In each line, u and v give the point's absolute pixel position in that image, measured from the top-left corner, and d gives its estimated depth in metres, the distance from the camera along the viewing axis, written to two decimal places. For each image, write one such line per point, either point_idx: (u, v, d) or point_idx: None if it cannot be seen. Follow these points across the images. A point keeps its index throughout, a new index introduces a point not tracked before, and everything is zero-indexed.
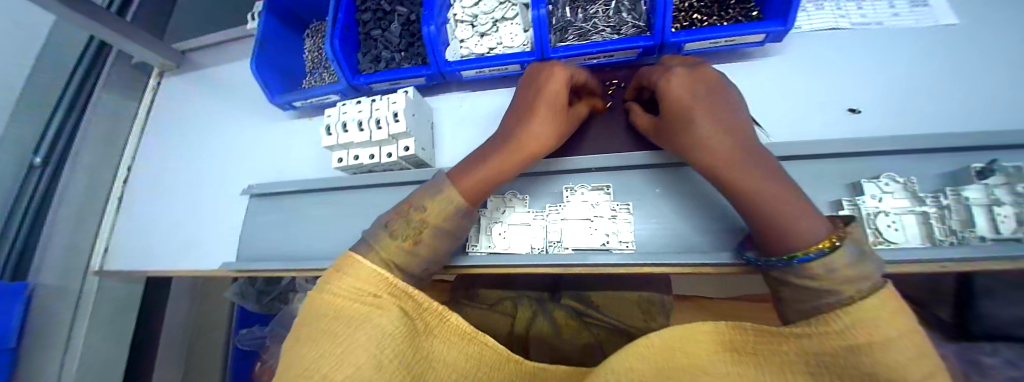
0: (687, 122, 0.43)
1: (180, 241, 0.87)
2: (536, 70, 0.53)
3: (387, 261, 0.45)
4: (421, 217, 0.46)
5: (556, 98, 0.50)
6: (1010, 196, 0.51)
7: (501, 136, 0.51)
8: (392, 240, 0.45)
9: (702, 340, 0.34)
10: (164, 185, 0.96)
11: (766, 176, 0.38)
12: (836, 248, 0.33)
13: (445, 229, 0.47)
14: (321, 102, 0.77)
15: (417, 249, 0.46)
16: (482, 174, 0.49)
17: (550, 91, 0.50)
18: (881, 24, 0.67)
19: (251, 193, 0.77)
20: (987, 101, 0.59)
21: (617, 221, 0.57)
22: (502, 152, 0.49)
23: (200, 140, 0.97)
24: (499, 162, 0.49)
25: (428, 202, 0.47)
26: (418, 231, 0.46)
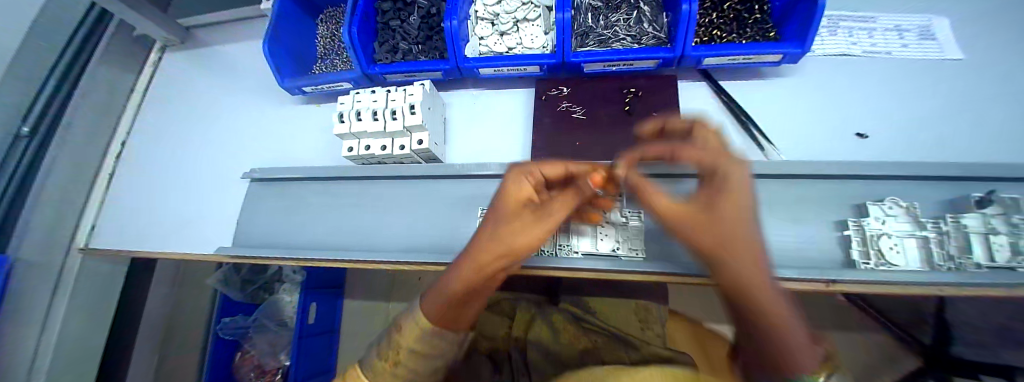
0: (721, 176, 0.37)
1: (174, 222, 0.85)
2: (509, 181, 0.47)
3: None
4: (396, 340, 0.47)
5: (518, 212, 0.44)
6: (1006, 226, 0.52)
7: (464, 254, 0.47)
8: (380, 361, 0.47)
9: None
10: (159, 163, 0.93)
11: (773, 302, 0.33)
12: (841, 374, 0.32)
13: (417, 351, 0.46)
14: (332, 89, 0.76)
15: (396, 370, 0.46)
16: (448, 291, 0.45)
17: (507, 205, 0.45)
18: (889, 54, 0.70)
19: (251, 177, 0.75)
20: (986, 135, 0.61)
21: (628, 229, 0.57)
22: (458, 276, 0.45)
23: (201, 120, 0.94)
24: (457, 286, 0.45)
25: (401, 324, 0.48)
26: (396, 352, 0.46)
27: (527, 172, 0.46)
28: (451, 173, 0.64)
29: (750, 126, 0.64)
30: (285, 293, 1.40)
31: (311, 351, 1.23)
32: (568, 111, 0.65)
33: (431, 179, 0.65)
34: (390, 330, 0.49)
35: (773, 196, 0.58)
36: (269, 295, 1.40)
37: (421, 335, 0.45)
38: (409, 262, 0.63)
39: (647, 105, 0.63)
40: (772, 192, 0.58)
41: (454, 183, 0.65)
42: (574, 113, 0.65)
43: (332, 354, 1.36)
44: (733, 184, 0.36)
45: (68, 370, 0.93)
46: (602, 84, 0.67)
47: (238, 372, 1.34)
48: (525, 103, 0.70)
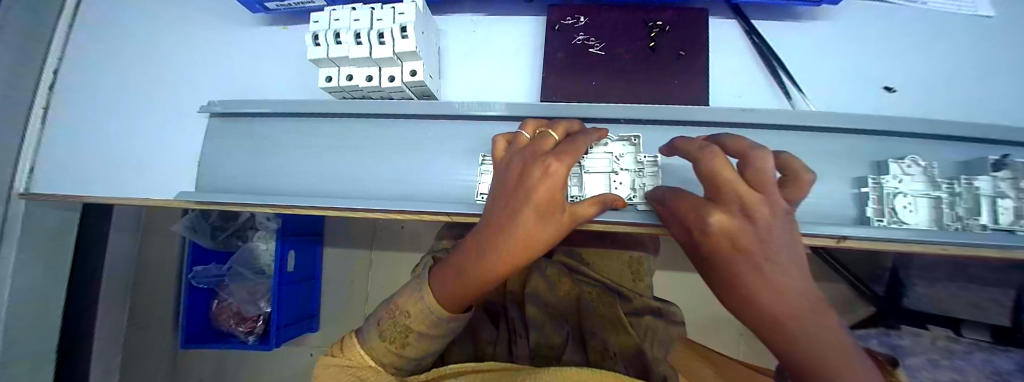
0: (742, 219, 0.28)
1: (125, 164, 0.74)
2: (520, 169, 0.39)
3: (386, 363, 0.44)
4: (406, 322, 0.44)
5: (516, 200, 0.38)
6: (1013, 191, 0.52)
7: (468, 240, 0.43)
8: (381, 341, 0.44)
9: None
10: (101, 94, 0.79)
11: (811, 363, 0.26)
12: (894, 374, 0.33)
13: (425, 334, 0.44)
14: (300, 6, 0.63)
15: (404, 351, 0.44)
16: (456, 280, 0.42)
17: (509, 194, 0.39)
18: (926, 5, 0.63)
19: (211, 111, 0.64)
20: (1005, 97, 0.59)
21: (643, 176, 0.53)
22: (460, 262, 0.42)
23: (145, 45, 0.79)
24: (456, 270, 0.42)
25: (412, 305, 0.44)
26: (405, 334, 0.44)
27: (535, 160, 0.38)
28: (449, 112, 0.56)
29: (776, 74, 0.59)
30: (260, 241, 1.33)
31: (293, 299, 1.21)
32: (583, 45, 0.58)
33: (426, 117, 0.58)
34: (391, 309, 0.45)
35: (794, 151, 0.55)
36: (241, 242, 1.33)
37: (431, 319, 0.43)
38: (401, 211, 0.57)
39: (671, 42, 0.56)
40: (795, 146, 0.55)
41: (451, 125, 0.58)
42: (590, 47, 0.57)
43: (314, 300, 1.36)
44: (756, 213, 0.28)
45: (32, 324, 0.85)
46: (623, 16, 0.58)
47: (217, 321, 1.29)
48: (534, 33, 0.61)
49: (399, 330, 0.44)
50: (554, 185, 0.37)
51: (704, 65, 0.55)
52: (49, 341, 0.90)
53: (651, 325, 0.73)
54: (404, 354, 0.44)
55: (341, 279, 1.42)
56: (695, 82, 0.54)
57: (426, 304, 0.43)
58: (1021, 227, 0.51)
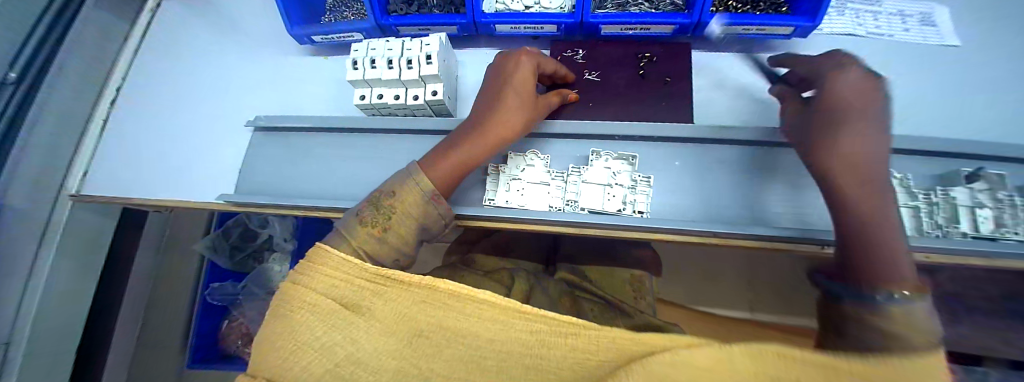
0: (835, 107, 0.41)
1: (170, 171, 0.83)
2: (520, 59, 0.53)
3: (363, 251, 0.40)
4: (391, 203, 0.44)
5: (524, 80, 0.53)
6: (991, 201, 0.56)
7: (472, 122, 0.51)
8: (361, 227, 0.42)
9: (327, 278, 0.36)
10: (157, 109, 0.90)
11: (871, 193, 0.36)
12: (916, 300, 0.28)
13: (413, 217, 0.44)
14: (341, 39, 0.75)
15: (387, 237, 0.42)
16: (461, 156, 0.49)
17: (517, 77, 0.52)
18: (891, 38, 0.71)
19: (256, 125, 0.73)
20: (975, 118, 0.64)
21: (636, 192, 0.59)
22: (470, 139, 0.50)
23: (200, 70, 0.91)
24: (469, 151, 0.49)
25: (399, 187, 0.45)
26: (388, 217, 0.43)
27: (535, 55, 0.55)
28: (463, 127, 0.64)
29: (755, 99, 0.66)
30: (274, 263, 1.35)
31: None
32: (583, 73, 0.66)
33: (442, 132, 0.65)
34: (377, 202, 0.44)
35: None
36: (256, 263, 1.37)
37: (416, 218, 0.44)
38: None
39: (659, 70, 0.64)
40: None
41: None
42: (588, 74, 0.66)
43: None
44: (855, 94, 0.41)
45: (56, 320, 0.90)
46: (616, 48, 0.67)
47: (224, 341, 1.32)
48: None
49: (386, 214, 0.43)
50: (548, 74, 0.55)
51: (688, 89, 0.63)
52: (68, 337, 0.94)
53: None
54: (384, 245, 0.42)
55: None
56: (680, 103, 0.61)
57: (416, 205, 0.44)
58: (1001, 234, 0.55)
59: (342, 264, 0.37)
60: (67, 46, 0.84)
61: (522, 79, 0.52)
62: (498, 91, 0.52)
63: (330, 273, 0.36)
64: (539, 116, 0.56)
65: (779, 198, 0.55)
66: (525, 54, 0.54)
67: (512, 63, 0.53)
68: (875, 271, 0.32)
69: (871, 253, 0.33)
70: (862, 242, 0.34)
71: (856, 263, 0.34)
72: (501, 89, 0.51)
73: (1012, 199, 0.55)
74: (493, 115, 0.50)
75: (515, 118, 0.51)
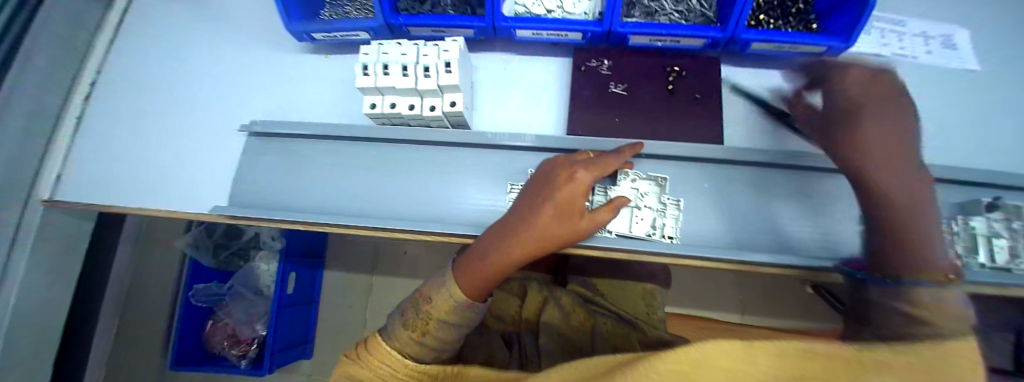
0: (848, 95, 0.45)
1: (155, 176, 0.76)
2: (558, 165, 0.51)
3: (403, 349, 0.47)
4: (428, 308, 0.48)
5: (562, 183, 0.48)
6: (1006, 231, 0.57)
7: (502, 227, 0.51)
8: (405, 330, 0.48)
9: (387, 363, 0.47)
10: (143, 109, 0.82)
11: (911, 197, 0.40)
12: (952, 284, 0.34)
13: (449, 321, 0.48)
14: (346, 38, 0.69)
15: (425, 340, 0.47)
16: (489, 267, 0.49)
17: (556, 182, 0.49)
18: (916, 59, 0.70)
19: (252, 130, 0.68)
20: (992, 146, 0.65)
21: (665, 215, 0.56)
22: (502, 244, 0.49)
23: (184, 63, 0.83)
24: (497, 260, 0.49)
25: (435, 293, 0.49)
26: (425, 322, 0.48)
27: (579, 162, 0.50)
28: (481, 141, 0.60)
29: None
30: (259, 261, 1.30)
31: (290, 322, 1.20)
32: (608, 86, 0.63)
33: (459, 146, 0.62)
34: (424, 310, 0.49)
35: None
36: (242, 262, 1.31)
37: (454, 306, 0.48)
38: (432, 234, 0.60)
39: (687, 86, 0.62)
40: None
41: (482, 155, 0.62)
42: (613, 87, 0.63)
43: (310, 327, 1.33)
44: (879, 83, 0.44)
45: (32, 333, 0.83)
46: (643, 61, 0.64)
47: (211, 342, 1.26)
48: (560, 73, 0.66)
49: (424, 316, 0.48)
50: (596, 170, 0.49)
51: (717, 109, 0.60)
52: (44, 351, 0.86)
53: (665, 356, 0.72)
54: (425, 346, 0.47)
55: (339, 302, 1.37)
56: (710, 123, 0.59)
57: (453, 295, 0.48)
58: (1016, 266, 0.56)
59: (397, 358, 0.47)
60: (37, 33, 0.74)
61: (562, 185, 0.48)
62: (532, 195, 0.50)
63: (389, 359, 0.47)
64: (587, 226, 0.49)
65: (805, 227, 0.55)
66: (579, 168, 0.49)
67: (548, 169, 0.51)
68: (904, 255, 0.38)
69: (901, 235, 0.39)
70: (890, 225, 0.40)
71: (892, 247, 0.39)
72: (535, 192, 0.50)
73: None
74: (530, 233, 0.48)
75: (549, 222, 0.48)
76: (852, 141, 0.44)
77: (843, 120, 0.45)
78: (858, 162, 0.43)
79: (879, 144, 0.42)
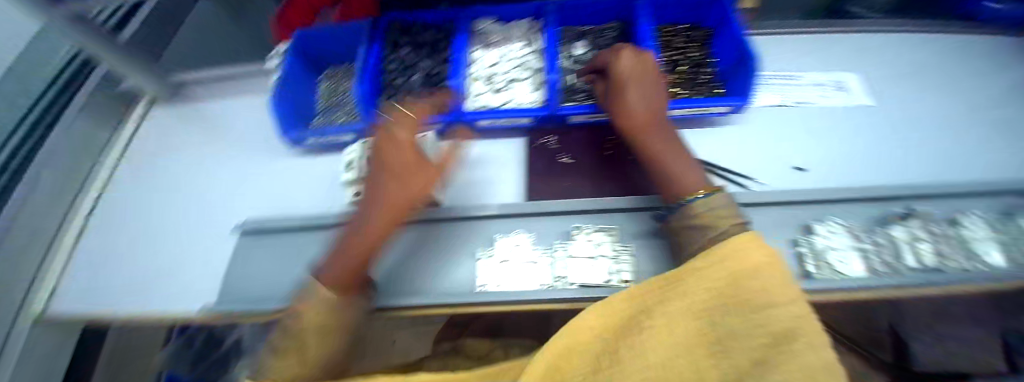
0: (623, 81, 0.66)
1: (143, 279, 0.79)
2: (378, 143, 0.63)
3: None
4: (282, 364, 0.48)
5: (388, 154, 0.60)
6: (922, 235, 0.66)
7: (357, 221, 0.57)
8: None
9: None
10: (143, 216, 0.88)
11: (667, 142, 0.60)
12: (715, 193, 0.53)
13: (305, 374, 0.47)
14: (333, 140, 0.80)
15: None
16: (356, 251, 0.53)
17: (384, 153, 0.60)
18: (814, 103, 0.84)
19: (244, 228, 0.75)
20: (889, 167, 0.77)
21: (620, 262, 0.62)
22: (363, 224, 0.56)
23: (186, 171, 0.92)
24: (363, 238, 0.54)
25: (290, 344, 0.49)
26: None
27: (388, 135, 0.62)
28: (453, 216, 0.68)
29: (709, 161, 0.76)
30: (240, 372, 1.13)
31: None
32: (558, 157, 0.74)
33: (432, 223, 0.69)
34: (287, 341, 0.50)
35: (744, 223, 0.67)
36: (219, 376, 1.14)
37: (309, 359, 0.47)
38: (408, 307, 0.61)
39: (623, 151, 0.73)
40: None
41: (457, 228, 0.69)
42: (562, 158, 0.74)
43: None
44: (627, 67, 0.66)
45: None
46: (585, 134, 0.77)
47: None
48: (518, 149, 0.77)
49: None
50: (408, 132, 0.62)
51: None
52: None
53: None
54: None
55: None
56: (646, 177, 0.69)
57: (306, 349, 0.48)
58: (937, 264, 0.64)
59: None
60: (46, 154, 0.80)
61: (385, 156, 0.60)
62: (373, 179, 0.60)
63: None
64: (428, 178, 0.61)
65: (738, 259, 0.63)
66: (395, 135, 0.62)
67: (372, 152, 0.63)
68: (672, 183, 0.56)
69: (664, 168, 0.58)
70: (657, 163, 0.59)
71: (663, 178, 0.58)
72: (375, 172, 0.60)
73: (944, 231, 0.67)
74: (383, 201, 0.56)
75: (391, 188, 0.57)
76: (639, 112, 0.63)
77: (620, 95, 0.65)
78: (635, 126, 0.63)
79: (654, 115, 0.63)
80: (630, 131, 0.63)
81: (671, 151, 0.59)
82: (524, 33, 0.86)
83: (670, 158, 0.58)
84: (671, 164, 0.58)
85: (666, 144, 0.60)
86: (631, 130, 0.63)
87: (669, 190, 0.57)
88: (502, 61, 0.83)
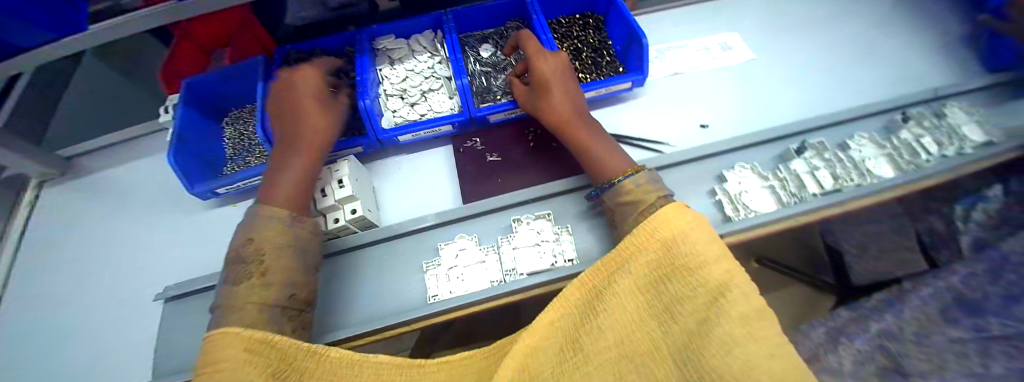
0: (543, 81, 0.68)
1: (59, 379, 0.70)
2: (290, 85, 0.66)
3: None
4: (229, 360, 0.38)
5: (306, 100, 0.64)
6: (819, 162, 0.74)
7: (288, 151, 0.59)
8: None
9: None
10: (49, 307, 0.78)
11: (594, 134, 0.63)
12: (641, 171, 0.56)
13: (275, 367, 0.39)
14: (248, 184, 0.76)
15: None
16: (296, 178, 0.56)
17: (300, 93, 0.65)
18: (705, 66, 0.92)
19: (165, 296, 0.69)
20: (778, 110, 0.86)
21: (561, 243, 0.64)
22: (298, 154, 0.59)
23: (94, 249, 0.83)
24: (301, 164, 0.57)
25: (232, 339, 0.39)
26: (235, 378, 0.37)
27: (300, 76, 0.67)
28: (390, 233, 0.66)
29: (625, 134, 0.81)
30: None
31: None
32: (487, 156, 0.76)
33: (369, 246, 0.66)
34: (227, 290, 0.44)
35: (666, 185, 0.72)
36: None
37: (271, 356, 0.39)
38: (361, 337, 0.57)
39: (546, 138, 0.76)
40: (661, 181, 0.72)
41: (395, 246, 0.67)
42: (490, 157, 0.76)
43: None
44: (545, 68, 0.68)
45: None
46: (506, 130, 0.79)
47: None
48: (446, 157, 0.78)
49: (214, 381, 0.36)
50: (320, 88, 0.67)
51: None
52: None
53: None
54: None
55: None
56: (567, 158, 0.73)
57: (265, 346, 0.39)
58: (835, 186, 0.71)
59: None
60: None
61: (299, 96, 0.64)
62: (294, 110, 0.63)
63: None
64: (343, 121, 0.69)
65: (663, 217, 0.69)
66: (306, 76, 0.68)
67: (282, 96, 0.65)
68: (605, 170, 0.59)
69: (596, 158, 0.60)
70: (588, 154, 0.62)
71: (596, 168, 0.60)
72: (295, 107, 0.64)
73: (834, 156, 0.74)
74: (311, 130, 0.61)
75: (317, 123, 0.62)
76: (563, 109, 0.65)
77: (544, 95, 0.67)
78: (562, 123, 0.65)
79: (577, 112, 0.65)
80: (560, 128, 0.65)
81: (599, 142, 0.62)
82: (428, 44, 0.87)
83: (599, 147, 0.61)
84: (601, 153, 0.61)
85: (592, 136, 0.63)
86: (562, 126, 0.65)
87: (602, 177, 0.59)
88: (413, 74, 0.83)
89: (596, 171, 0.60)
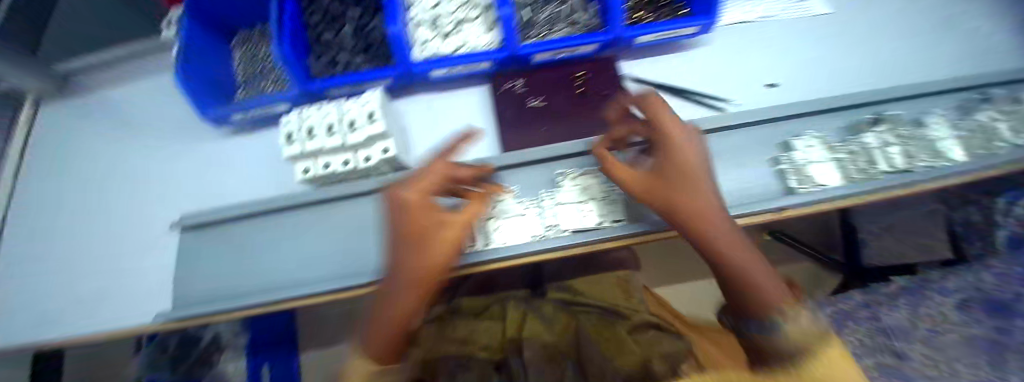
0: (669, 159, 0.46)
1: (79, 300, 0.70)
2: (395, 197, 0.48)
3: None
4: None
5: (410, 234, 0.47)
6: (893, 139, 0.66)
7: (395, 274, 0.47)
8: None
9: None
10: (63, 229, 0.76)
11: (738, 242, 0.43)
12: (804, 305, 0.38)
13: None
14: (263, 113, 0.70)
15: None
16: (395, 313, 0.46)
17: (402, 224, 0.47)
18: (779, 16, 0.80)
19: (182, 225, 0.65)
20: (853, 75, 0.76)
21: (609, 201, 0.59)
22: (396, 295, 0.46)
23: (102, 172, 0.79)
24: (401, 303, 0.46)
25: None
26: None
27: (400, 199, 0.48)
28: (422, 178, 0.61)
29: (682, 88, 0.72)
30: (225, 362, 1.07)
31: None
32: (527, 102, 0.68)
33: (399, 189, 0.62)
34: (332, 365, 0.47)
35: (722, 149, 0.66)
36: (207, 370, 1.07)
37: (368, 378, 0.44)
38: None
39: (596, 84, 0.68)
40: (717, 144, 0.66)
41: None
42: (532, 102, 0.68)
43: None
44: (673, 143, 0.46)
45: None
46: (551, 73, 0.70)
47: None
48: (483, 99, 0.71)
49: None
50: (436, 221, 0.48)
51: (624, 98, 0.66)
52: None
53: (653, 339, 0.74)
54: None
55: None
56: None
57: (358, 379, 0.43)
58: (909, 166, 0.64)
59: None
60: None
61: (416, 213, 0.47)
62: (402, 233, 0.47)
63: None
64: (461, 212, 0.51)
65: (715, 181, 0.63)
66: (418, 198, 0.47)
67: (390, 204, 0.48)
68: (756, 303, 0.40)
69: (743, 282, 0.41)
70: (733, 281, 0.42)
71: (741, 297, 0.41)
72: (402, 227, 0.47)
73: (912, 133, 0.67)
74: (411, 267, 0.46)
75: (436, 244, 0.47)
76: (691, 204, 0.44)
77: (668, 187, 0.46)
78: (694, 227, 0.45)
79: (711, 202, 0.45)
80: (685, 229, 0.46)
81: (747, 258, 0.42)
82: None
83: (747, 265, 0.42)
84: (752, 273, 0.41)
85: (734, 243, 0.43)
86: (688, 227, 0.45)
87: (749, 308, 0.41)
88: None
89: (740, 303, 0.42)
